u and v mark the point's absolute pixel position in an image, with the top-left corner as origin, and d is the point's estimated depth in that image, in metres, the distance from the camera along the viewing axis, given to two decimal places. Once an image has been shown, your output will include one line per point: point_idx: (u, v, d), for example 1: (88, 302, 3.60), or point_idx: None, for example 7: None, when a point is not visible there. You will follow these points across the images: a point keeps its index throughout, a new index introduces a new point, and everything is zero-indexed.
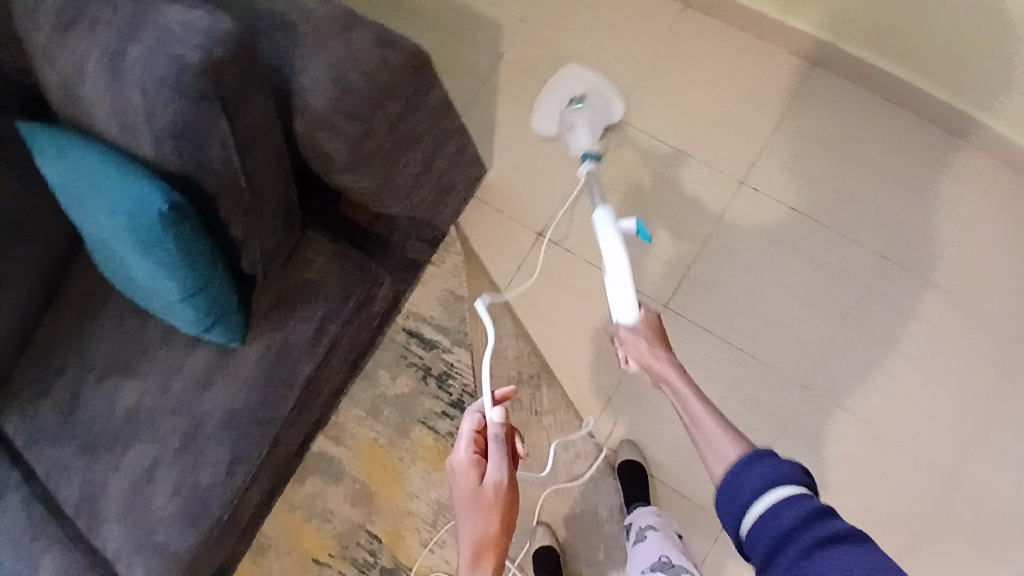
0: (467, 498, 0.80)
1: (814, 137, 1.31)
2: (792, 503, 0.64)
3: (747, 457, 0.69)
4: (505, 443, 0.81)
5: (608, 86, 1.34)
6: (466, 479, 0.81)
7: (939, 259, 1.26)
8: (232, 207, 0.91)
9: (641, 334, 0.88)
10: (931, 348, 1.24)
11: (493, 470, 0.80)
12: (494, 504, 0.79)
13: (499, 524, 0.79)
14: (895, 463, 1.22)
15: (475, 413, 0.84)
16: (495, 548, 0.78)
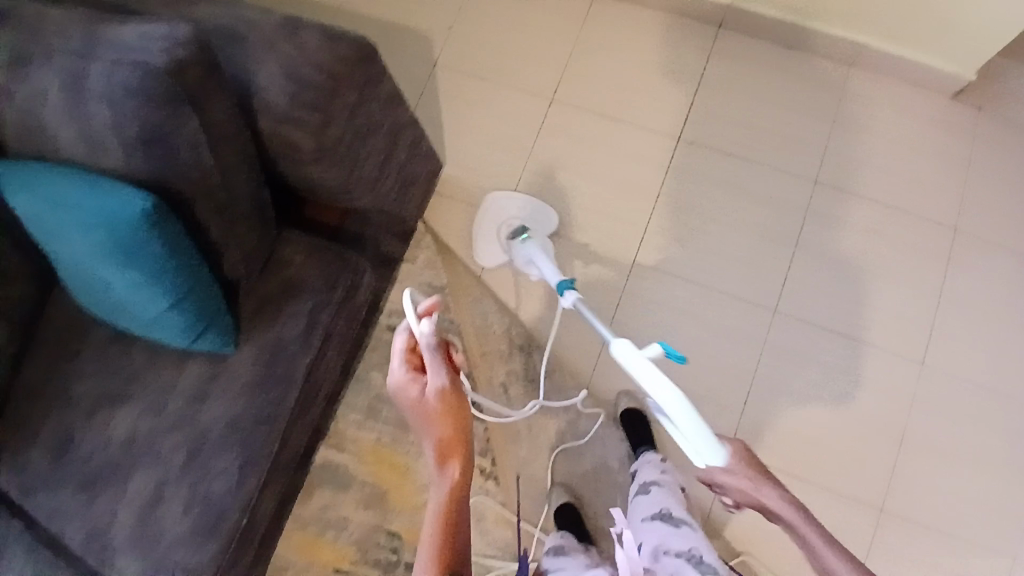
0: (416, 410, 0.79)
1: (730, 99, 1.42)
2: None
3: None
4: (438, 348, 0.80)
5: (536, 200, 1.39)
6: (409, 392, 0.80)
7: (888, 182, 1.37)
8: (210, 209, 0.91)
9: (737, 476, 0.85)
10: (898, 271, 1.33)
11: (432, 376, 0.79)
12: (442, 409, 0.78)
13: (453, 426, 0.78)
14: (885, 391, 1.28)
15: (404, 330, 0.83)
16: (456, 445, 0.78)
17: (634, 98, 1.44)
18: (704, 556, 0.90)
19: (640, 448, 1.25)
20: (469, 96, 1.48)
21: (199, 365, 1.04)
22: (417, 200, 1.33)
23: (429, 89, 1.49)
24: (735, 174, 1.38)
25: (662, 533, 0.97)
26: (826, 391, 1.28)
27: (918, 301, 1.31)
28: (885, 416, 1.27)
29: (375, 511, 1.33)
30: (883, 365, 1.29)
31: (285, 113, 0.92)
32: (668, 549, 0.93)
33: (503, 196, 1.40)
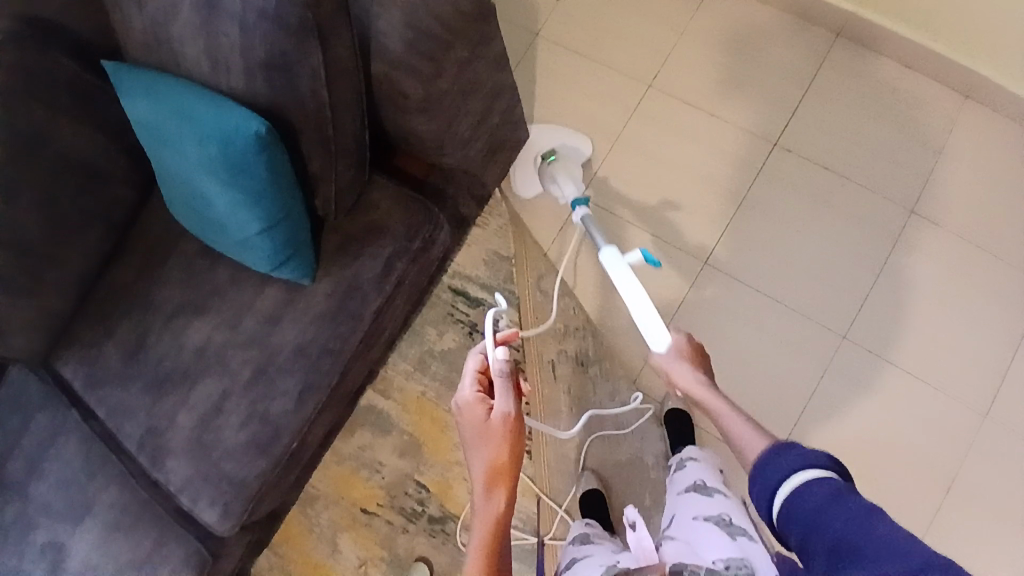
0: (476, 431, 0.79)
1: (834, 114, 1.37)
2: (806, 484, 0.66)
3: (778, 445, 0.74)
4: (510, 377, 0.80)
5: (566, 130, 1.41)
6: (473, 413, 0.80)
7: (987, 224, 1.30)
8: (315, 142, 0.94)
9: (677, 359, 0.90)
10: (978, 316, 1.27)
11: (499, 402, 0.79)
12: (502, 435, 0.78)
13: (510, 454, 0.78)
14: (943, 439, 1.24)
15: (478, 352, 0.84)
16: (508, 473, 0.78)
17: (735, 96, 1.40)
18: (734, 519, 0.87)
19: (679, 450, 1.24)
20: (566, 69, 1.47)
21: (276, 290, 1.08)
22: (501, 166, 1.33)
23: (529, 56, 1.48)
24: (825, 191, 1.34)
25: (693, 502, 0.94)
26: (881, 425, 1.25)
27: (994, 351, 1.26)
28: (938, 464, 1.23)
29: (409, 460, 1.37)
30: (945, 410, 1.25)
31: (399, 60, 0.93)
32: (698, 515, 0.90)
33: (537, 124, 1.42)
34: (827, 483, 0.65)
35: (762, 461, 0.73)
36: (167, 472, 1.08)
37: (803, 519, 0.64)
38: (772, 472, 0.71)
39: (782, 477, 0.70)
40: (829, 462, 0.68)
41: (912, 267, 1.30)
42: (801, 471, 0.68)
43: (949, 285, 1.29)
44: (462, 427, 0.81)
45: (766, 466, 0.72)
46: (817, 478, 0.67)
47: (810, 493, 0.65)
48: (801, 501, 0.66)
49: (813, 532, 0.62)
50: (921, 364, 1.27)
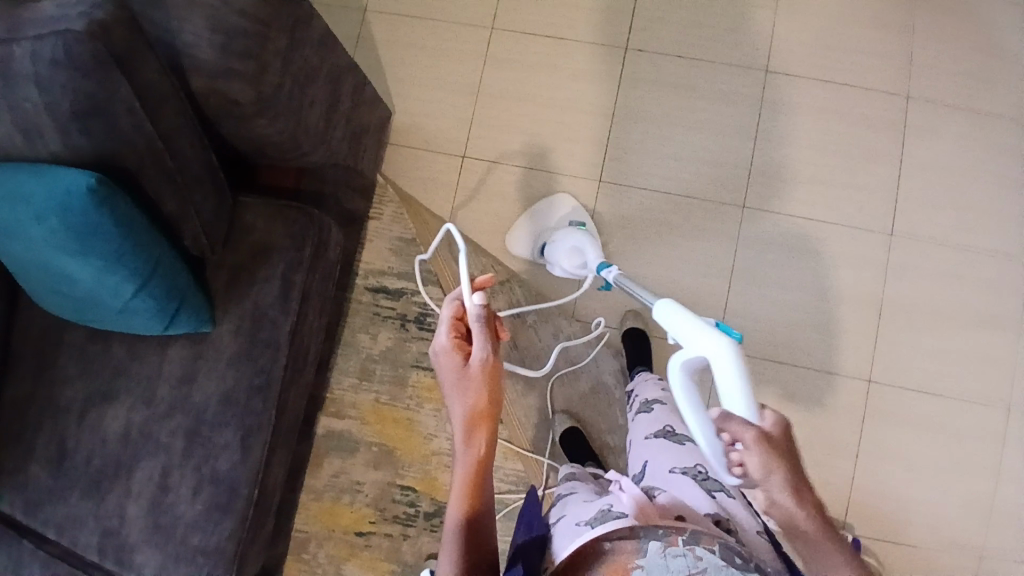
0: (454, 378, 0.77)
1: (670, 1, 1.39)
2: None
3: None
4: (486, 322, 0.77)
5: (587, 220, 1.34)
6: (449, 362, 0.78)
7: (834, 58, 1.36)
8: (159, 178, 0.88)
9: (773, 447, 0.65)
10: (853, 143, 1.34)
11: (477, 346, 0.76)
12: (481, 380, 0.76)
13: (488, 397, 0.76)
14: (861, 267, 1.31)
15: (452, 299, 0.80)
16: (487, 415, 0.76)
17: (575, 14, 1.41)
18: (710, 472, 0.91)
19: (636, 366, 1.25)
20: (405, 38, 1.43)
21: (181, 348, 1.01)
22: (372, 152, 1.30)
23: (365, 37, 1.44)
24: (684, 76, 1.37)
25: (668, 450, 0.97)
26: (806, 273, 1.31)
27: (881, 176, 1.33)
28: (865, 293, 1.31)
29: (386, 469, 1.33)
30: (854, 240, 1.32)
31: (218, 67, 0.88)
32: (675, 467, 0.94)
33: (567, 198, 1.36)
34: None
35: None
36: (139, 567, 0.99)
37: None
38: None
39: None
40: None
41: (785, 122, 1.35)
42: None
43: (824, 128, 1.35)
44: (442, 377, 0.79)
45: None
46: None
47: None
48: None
49: None
50: (821, 207, 1.33)
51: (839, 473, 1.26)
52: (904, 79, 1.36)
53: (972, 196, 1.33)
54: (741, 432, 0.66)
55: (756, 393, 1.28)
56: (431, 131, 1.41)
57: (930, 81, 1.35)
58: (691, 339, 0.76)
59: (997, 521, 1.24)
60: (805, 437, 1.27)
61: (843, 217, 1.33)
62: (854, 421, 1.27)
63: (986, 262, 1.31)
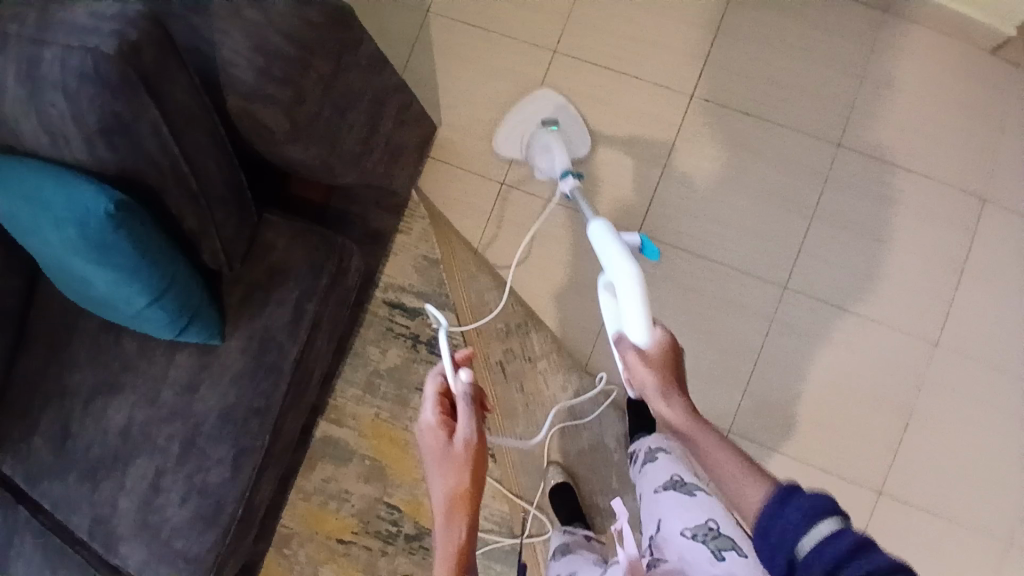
0: (438, 456, 0.76)
1: (748, 52, 1.30)
2: (831, 542, 0.58)
3: (776, 499, 0.64)
4: (472, 398, 0.79)
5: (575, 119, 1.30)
6: (434, 438, 0.77)
7: (911, 143, 1.27)
8: (181, 198, 0.86)
9: (649, 355, 0.83)
10: (913, 239, 1.25)
11: (463, 423, 0.77)
12: (465, 460, 0.75)
13: (473, 476, 0.75)
14: (898, 372, 1.24)
15: (437, 374, 0.81)
16: (469, 496, 0.74)
17: (644, 51, 1.32)
18: (721, 529, 0.80)
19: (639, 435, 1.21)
20: (462, 48, 1.37)
21: (188, 355, 1.02)
22: (410, 168, 1.25)
23: (421, 41, 1.38)
24: (748, 137, 1.29)
25: (675, 504, 0.87)
26: (836, 369, 1.24)
27: (937, 280, 1.25)
28: (896, 401, 1.24)
29: (376, 484, 1.34)
30: (894, 341, 1.24)
31: (254, 91, 0.85)
32: (685, 528, 0.83)
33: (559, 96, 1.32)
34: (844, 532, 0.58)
35: (765, 520, 0.63)
36: (123, 555, 1.02)
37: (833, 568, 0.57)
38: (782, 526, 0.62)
39: (795, 525, 0.61)
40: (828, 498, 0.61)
41: (846, 204, 1.26)
42: (803, 531, 0.60)
43: (885, 217, 1.26)
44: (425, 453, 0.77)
45: (763, 531, 0.63)
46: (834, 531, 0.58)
47: (826, 550, 0.58)
48: (815, 556, 0.58)
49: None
50: (866, 301, 1.25)
51: None
52: (983, 178, 1.26)
53: None
54: (631, 358, 0.84)
55: None
56: (473, 151, 1.36)
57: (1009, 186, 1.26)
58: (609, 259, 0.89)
59: None
60: None
61: (888, 316, 1.25)
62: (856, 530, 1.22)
63: None
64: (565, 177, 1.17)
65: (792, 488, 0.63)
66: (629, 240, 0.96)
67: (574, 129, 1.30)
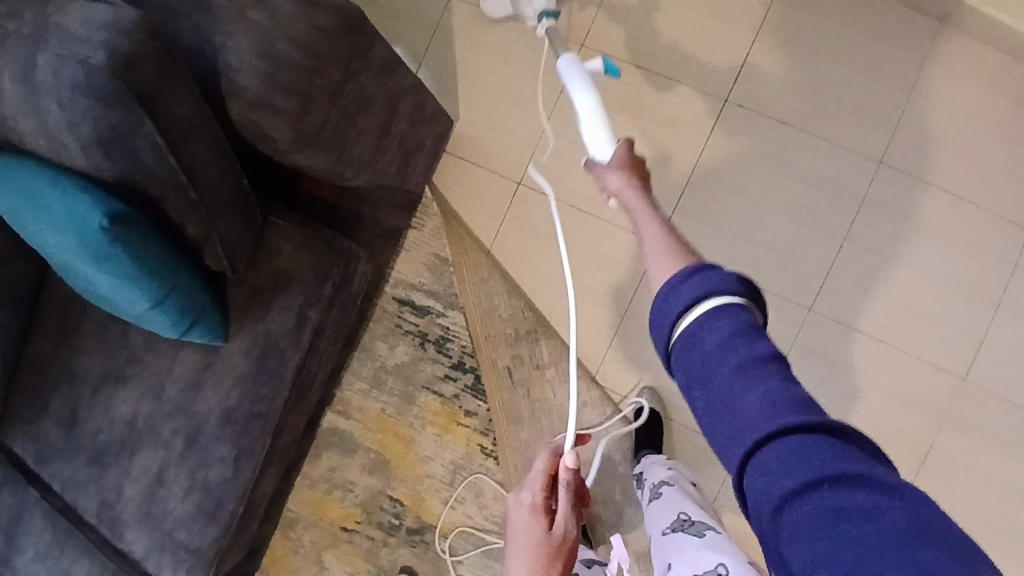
0: (531, 545, 0.81)
1: (790, 55, 1.20)
2: (716, 316, 0.52)
3: (682, 272, 0.57)
4: (576, 492, 0.81)
5: None
6: (532, 522, 0.82)
7: (959, 163, 1.18)
8: (180, 207, 0.84)
9: (617, 175, 0.80)
10: (952, 267, 1.18)
11: (564, 520, 0.81)
12: (559, 550, 0.82)
13: (558, 568, 0.83)
14: (919, 406, 1.19)
15: (549, 454, 0.81)
16: None
17: (678, 46, 1.23)
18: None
19: (642, 449, 1.20)
20: (485, 36, 1.30)
21: (192, 353, 1.02)
22: (424, 165, 1.21)
23: (443, 27, 1.31)
24: (782, 147, 1.21)
25: (684, 547, 0.88)
26: (856, 398, 1.19)
27: (974, 312, 1.18)
28: (916, 434, 1.18)
29: (379, 477, 1.35)
30: (921, 375, 1.19)
31: (260, 99, 0.82)
32: (694, 572, 0.82)
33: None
34: (735, 317, 0.52)
35: (662, 297, 0.57)
36: (129, 541, 1.06)
37: (701, 363, 0.52)
38: (673, 302, 0.55)
39: (682, 304, 0.55)
40: (734, 283, 0.54)
41: (884, 225, 1.19)
42: (700, 299, 0.54)
43: (925, 240, 1.18)
44: (516, 533, 0.83)
45: (666, 295, 0.57)
46: (723, 308, 0.52)
47: (708, 332, 0.52)
48: (699, 335, 0.53)
49: (717, 373, 0.51)
50: (895, 330, 1.19)
51: None
52: None
53: None
54: (603, 178, 0.82)
55: None
56: (491, 148, 1.31)
57: None
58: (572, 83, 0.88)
59: None
60: None
61: (917, 347, 1.19)
62: None
63: None
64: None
65: (704, 264, 0.57)
66: (591, 67, 0.92)
67: None
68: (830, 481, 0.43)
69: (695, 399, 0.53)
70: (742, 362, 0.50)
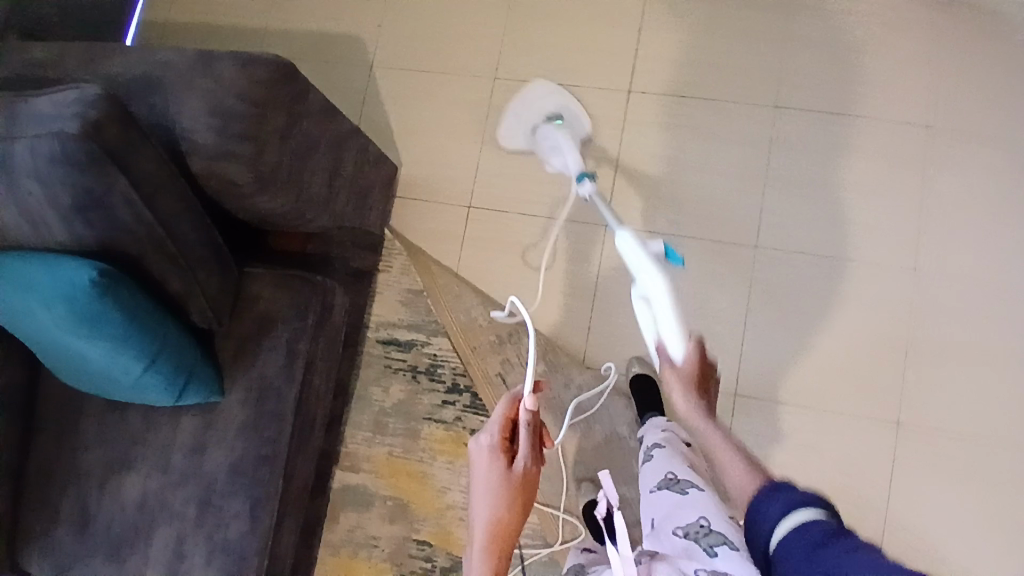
0: (491, 483, 0.89)
1: (673, 41, 1.38)
2: (805, 527, 0.58)
3: (768, 488, 0.64)
4: (535, 432, 0.88)
5: (572, 99, 1.38)
6: (490, 464, 0.90)
7: (845, 88, 1.31)
8: (161, 262, 0.91)
9: (682, 370, 0.91)
10: (871, 176, 1.29)
11: (522, 458, 0.88)
12: (515, 491, 0.89)
13: (515, 509, 0.89)
14: (886, 306, 1.25)
15: (507, 398, 0.90)
16: (511, 527, 0.89)
17: (578, 60, 1.41)
18: (712, 526, 0.82)
19: (648, 413, 1.21)
20: (412, 91, 1.46)
21: (192, 417, 1.04)
22: (379, 207, 1.32)
23: (371, 93, 1.47)
24: (691, 116, 1.35)
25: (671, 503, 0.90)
26: (825, 314, 1.26)
27: (905, 209, 1.27)
28: (892, 333, 1.24)
29: (401, 523, 1.32)
30: (878, 277, 1.26)
31: (214, 149, 0.92)
32: (677, 527, 0.86)
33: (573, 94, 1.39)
34: (815, 530, 0.57)
35: (753, 513, 0.64)
36: None
37: (791, 548, 0.57)
38: (767, 516, 0.62)
39: (776, 517, 0.61)
40: (816, 500, 0.60)
41: (799, 157, 1.31)
42: (788, 516, 0.60)
43: (840, 162, 1.30)
44: (478, 475, 0.91)
45: (757, 514, 0.63)
46: (808, 523, 0.58)
47: (801, 538, 0.57)
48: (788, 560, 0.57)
49: (804, 557, 0.56)
50: (840, 245, 1.28)
51: (871, 523, 1.20)
52: (922, 106, 1.29)
53: (1004, 223, 1.25)
54: (672, 380, 0.91)
55: (773, 439, 1.25)
56: (437, 182, 1.42)
57: (955, 108, 1.29)
58: (642, 270, 0.97)
59: None
60: (831, 487, 1.22)
61: (865, 254, 1.27)
62: (882, 465, 1.21)
63: None
64: (581, 180, 1.25)
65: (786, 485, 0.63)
66: (655, 248, 1.01)
67: (572, 113, 1.37)
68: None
69: None
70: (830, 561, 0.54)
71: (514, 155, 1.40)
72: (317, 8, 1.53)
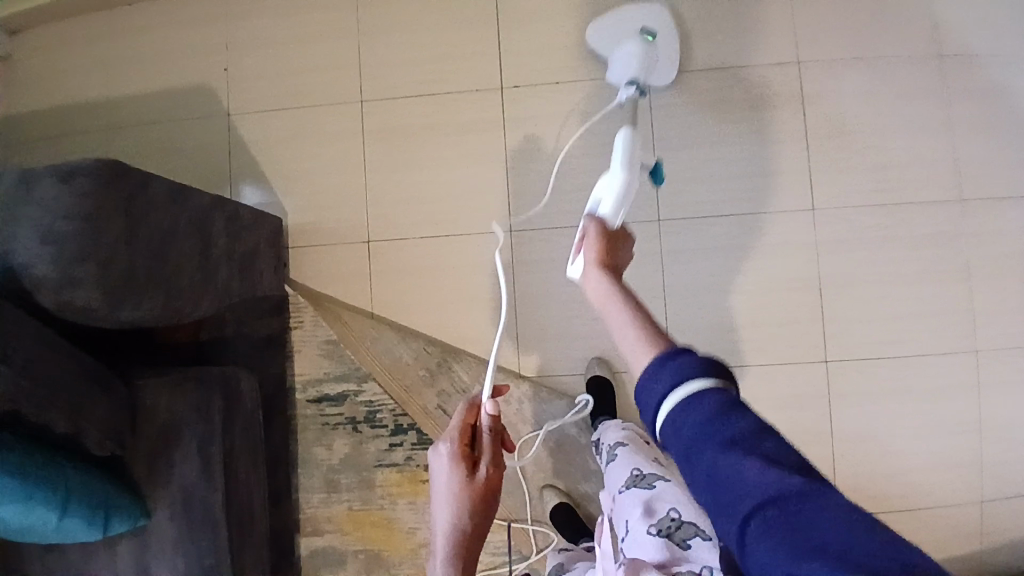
0: (451, 492, 0.80)
1: (534, 26, 1.32)
2: (691, 406, 0.50)
3: (660, 358, 0.56)
4: (496, 437, 0.82)
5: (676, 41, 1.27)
6: (452, 471, 0.80)
7: (714, 39, 1.29)
8: (39, 411, 0.83)
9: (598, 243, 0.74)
10: (756, 124, 1.28)
11: (486, 464, 0.80)
12: (483, 496, 0.80)
13: (482, 518, 0.80)
14: (795, 250, 1.27)
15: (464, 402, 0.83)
16: (474, 539, 0.80)
17: (444, 67, 1.34)
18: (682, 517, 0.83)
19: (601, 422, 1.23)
20: (281, 134, 1.37)
21: (126, 545, 0.97)
22: (270, 267, 1.25)
23: (237, 144, 1.38)
24: (569, 100, 1.31)
25: (639, 498, 0.90)
26: (739, 270, 1.27)
27: (793, 152, 1.27)
28: (804, 273, 1.27)
29: (378, 571, 1.31)
30: (784, 224, 1.27)
31: (56, 279, 0.83)
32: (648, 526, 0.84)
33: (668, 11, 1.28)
34: (710, 402, 0.50)
35: (640, 383, 0.56)
36: None
37: (688, 447, 0.50)
38: (652, 390, 0.54)
39: (662, 391, 0.53)
40: (701, 368, 0.52)
41: (682, 122, 1.29)
42: (679, 385, 0.52)
43: (725, 113, 1.28)
44: (437, 485, 0.81)
45: (647, 384, 0.55)
46: (697, 391, 0.51)
47: (690, 416, 0.50)
48: (679, 423, 0.51)
49: (715, 436, 0.48)
50: (741, 201, 1.27)
51: (816, 459, 1.26)
52: (793, 41, 1.28)
53: (890, 143, 1.26)
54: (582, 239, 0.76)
55: None
56: (332, 224, 1.35)
57: (824, 39, 1.27)
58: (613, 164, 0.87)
59: (989, 470, 1.23)
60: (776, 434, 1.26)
61: (765, 204, 1.27)
62: (818, 402, 1.26)
63: (924, 209, 1.25)
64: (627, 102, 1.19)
65: (676, 348, 0.55)
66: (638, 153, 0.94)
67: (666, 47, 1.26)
68: (838, 551, 0.39)
69: (696, 482, 0.49)
70: (726, 441, 0.47)
71: (401, 179, 1.34)
72: (157, 66, 1.40)
